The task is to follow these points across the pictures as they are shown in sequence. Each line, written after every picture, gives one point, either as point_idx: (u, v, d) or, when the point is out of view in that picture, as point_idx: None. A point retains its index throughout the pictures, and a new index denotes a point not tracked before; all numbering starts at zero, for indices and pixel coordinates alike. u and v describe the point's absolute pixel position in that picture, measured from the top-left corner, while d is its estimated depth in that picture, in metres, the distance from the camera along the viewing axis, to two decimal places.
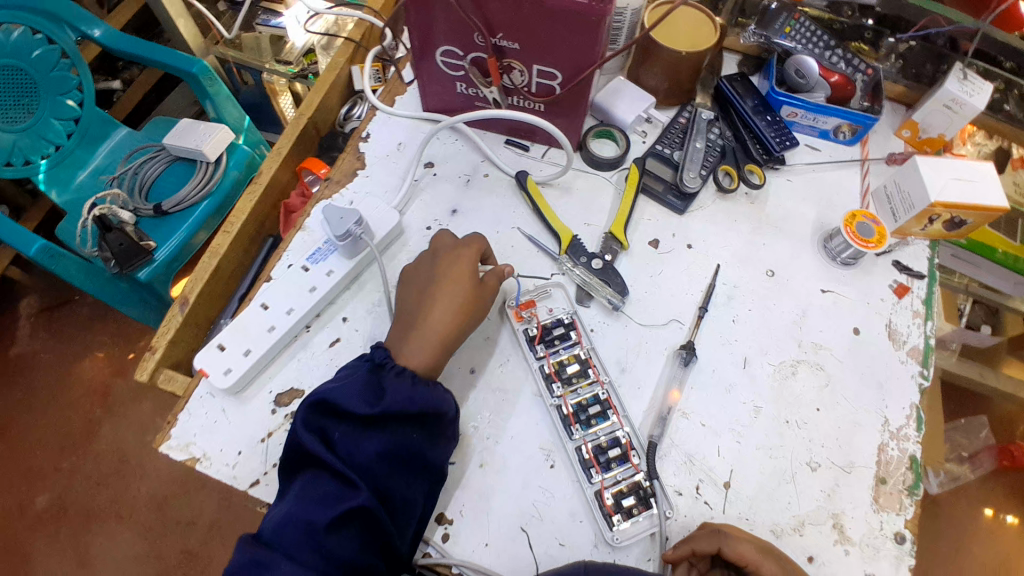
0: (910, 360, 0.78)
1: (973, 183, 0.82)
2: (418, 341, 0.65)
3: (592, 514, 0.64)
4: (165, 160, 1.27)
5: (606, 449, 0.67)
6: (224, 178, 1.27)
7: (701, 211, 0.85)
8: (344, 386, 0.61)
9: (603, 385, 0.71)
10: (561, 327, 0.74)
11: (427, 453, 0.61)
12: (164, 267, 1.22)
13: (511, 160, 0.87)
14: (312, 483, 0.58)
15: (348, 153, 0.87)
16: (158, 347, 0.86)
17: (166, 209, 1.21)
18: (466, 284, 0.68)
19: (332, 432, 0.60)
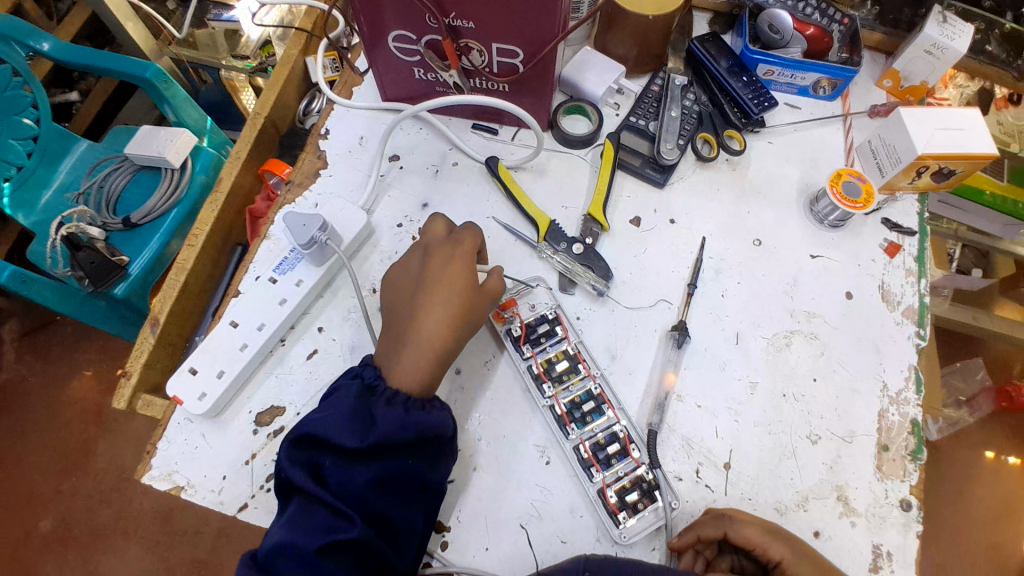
0: (905, 321, 0.76)
1: (962, 132, 0.78)
2: (412, 356, 0.62)
3: (595, 509, 0.63)
4: (128, 170, 1.23)
5: (605, 445, 0.65)
6: (191, 183, 1.22)
7: (682, 183, 0.82)
8: (329, 417, 0.58)
9: (595, 379, 0.68)
10: (545, 323, 0.70)
11: (427, 474, 0.60)
12: (139, 282, 1.18)
13: (480, 145, 0.83)
14: (302, 510, 0.56)
15: (307, 153, 0.83)
16: (133, 372, 0.83)
17: (135, 221, 1.17)
18: (460, 290, 0.64)
19: (321, 462, 0.57)
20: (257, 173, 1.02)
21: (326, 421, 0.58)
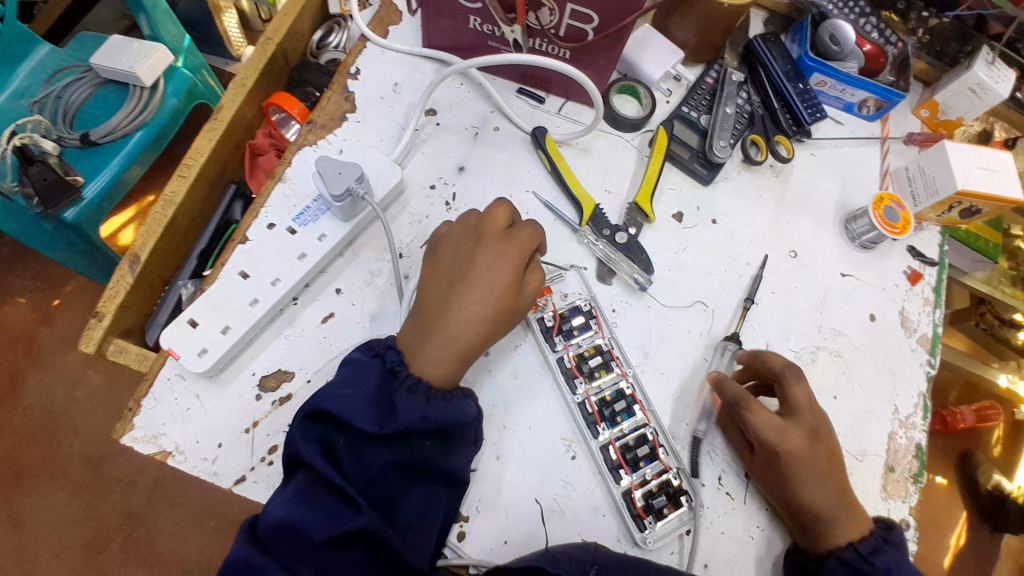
0: (920, 349, 0.77)
1: (997, 171, 0.77)
2: (440, 341, 0.57)
3: (619, 511, 0.61)
4: (91, 83, 1.10)
5: (634, 447, 0.63)
6: (162, 107, 1.09)
7: (726, 183, 0.79)
8: (350, 396, 0.53)
9: (627, 378, 0.66)
10: (580, 315, 0.68)
11: (441, 463, 0.54)
12: (95, 208, 1.04)
13: (524, 113, 0.77)
14: (311, 493, 0.51)
15: (332, 92, 0.74)
16: (106, 314, 0.74)
17: (94, 139, 1.04)
18: (504, 280, 0.59)
19: (336, 440, 0.53)
20: (261, 105, 0.91)
21: (341, 396, 0.53)
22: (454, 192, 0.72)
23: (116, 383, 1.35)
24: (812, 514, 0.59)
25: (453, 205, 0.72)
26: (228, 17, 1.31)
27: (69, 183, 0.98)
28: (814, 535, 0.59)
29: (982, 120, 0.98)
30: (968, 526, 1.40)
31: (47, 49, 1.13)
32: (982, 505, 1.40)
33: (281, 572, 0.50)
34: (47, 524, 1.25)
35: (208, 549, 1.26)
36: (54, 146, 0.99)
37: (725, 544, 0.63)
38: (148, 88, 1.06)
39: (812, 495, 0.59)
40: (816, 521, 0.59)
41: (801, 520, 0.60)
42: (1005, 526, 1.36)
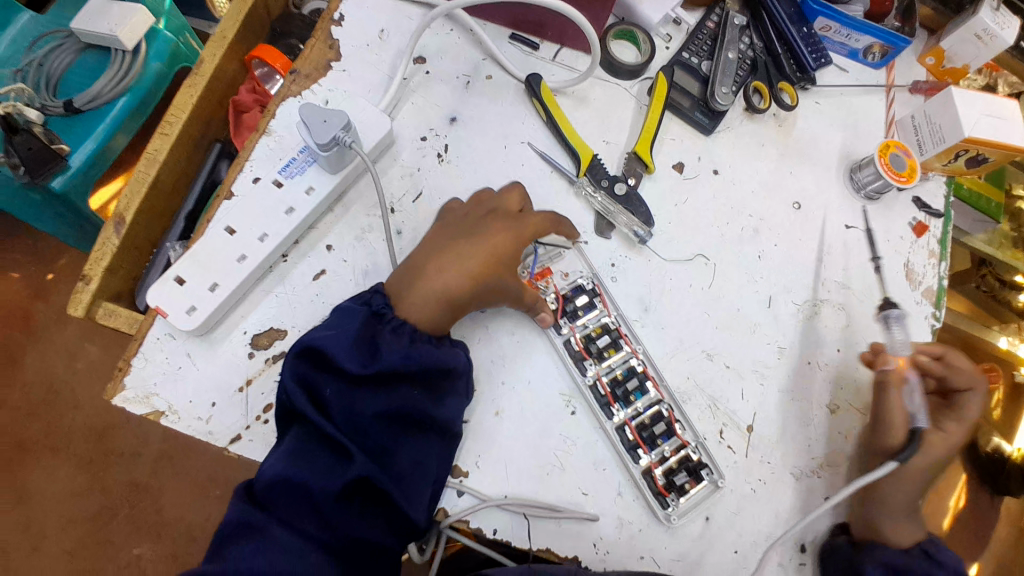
0: (924, 301, 0.75)
1: (1006, 117, 0.74)
2: (426, 284, 0.58)
3: (642, 492, 0.60)
4: (72, 49, 1.05)
5: (650, 426, 0.62)
6: (145, 71, 1.04)
7: (728, 133, 0.76)
8: (334, 336, 0.52)
9: (636, 355, 0.65)
10: (583, 294, 0.66)
11: (433, 411, 0.55)
12: (82, 176, 1.01)
13: (518, 60, 0.74)
14: (306, 448, 0.51)
15: (317, 40, 0.71)
16: (93, 277, 0.72)
17: (79, 106, 0.99)
18: (508, 241, 0.60)
19: (321, 389, 0.52)
20: (244, 60, 0.87)
21: (332, 338, 0.52)
22: (446, 143, 0.70)
23: (111, 356, 1.34)
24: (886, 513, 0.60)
25: (445, 157, 0.69)
26: None
27: (56, 151, 0.95)
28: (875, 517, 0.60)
29: (985, 73, 0.94)
30: (967, 488, 1.41)
31: (27, 17, 1.08)
32: (981, 465, 1.39)
33: (278, 526, 0.49)
34: (50, 497, 1.26)
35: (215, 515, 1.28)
36: (38, 115, 0.96)
37: (727, 497, 0.62)
38: (130, 51, 1.00)
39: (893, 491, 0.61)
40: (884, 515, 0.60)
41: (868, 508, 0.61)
42: (1004, 487, 1.37)
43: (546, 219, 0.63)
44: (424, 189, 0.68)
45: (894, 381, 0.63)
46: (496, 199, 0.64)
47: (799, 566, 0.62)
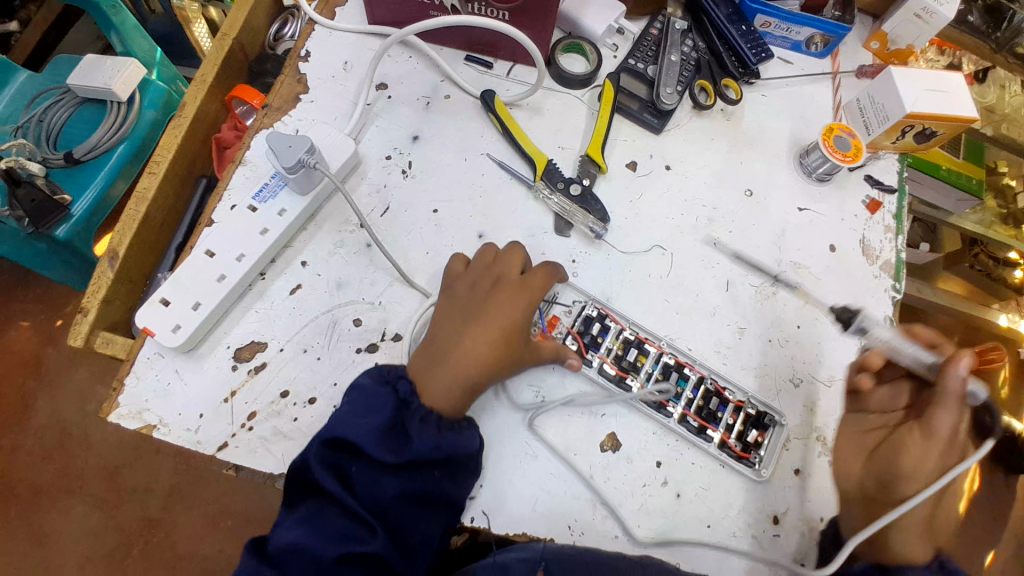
0: (883, 275, 0.77)
1: (947, 90, 0.76)
2: (449, 376, 0.57)
3: (727, 462, 0.65)
4: (70, 104, 1.12)
5: (705, 404, 0.67)
6: (140, 119, 1.11)
7: (678, 129, 0.81)
8: (363, 425, 0.53)
9: (665, 351, 0.69)
10: (594, 322, 0.68)
11: (449, 492, 0.56)
12: (84, 224, 1.07)
13: (473, 79, 0.79)
14: (321, 516, 0.52)
15: (286, 76, 0.77)
16: (90, 308, 0.76)
17: (78, 156, 1.05)
18: (517, 311, 0.60)
19: (348, 467, 0.54)
20: (224, 100, 0.93)
21: (358, 425, 0.53)
22: (410, 160, 0.75)
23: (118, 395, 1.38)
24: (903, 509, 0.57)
25: (409, 172, 0.74)
26: (199, 26, 1.25)
27: (58, 201, 1.01)
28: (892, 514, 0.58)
29: (949, 53, 0.97)
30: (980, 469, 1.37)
31: (25, 76, 1.16)
32: None
33: None
34: (70, 538, 1.29)
35: (227, 547, 1.31)
36: (41, 167, 0.99)
37: (696, 473, 0.65)
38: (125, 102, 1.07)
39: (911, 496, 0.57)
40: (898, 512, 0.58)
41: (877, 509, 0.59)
42: None
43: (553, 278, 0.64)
44: (392, 204, 0.72)
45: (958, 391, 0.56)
46: (500, 264, 0.64)
47: (774, 538, 0.64)
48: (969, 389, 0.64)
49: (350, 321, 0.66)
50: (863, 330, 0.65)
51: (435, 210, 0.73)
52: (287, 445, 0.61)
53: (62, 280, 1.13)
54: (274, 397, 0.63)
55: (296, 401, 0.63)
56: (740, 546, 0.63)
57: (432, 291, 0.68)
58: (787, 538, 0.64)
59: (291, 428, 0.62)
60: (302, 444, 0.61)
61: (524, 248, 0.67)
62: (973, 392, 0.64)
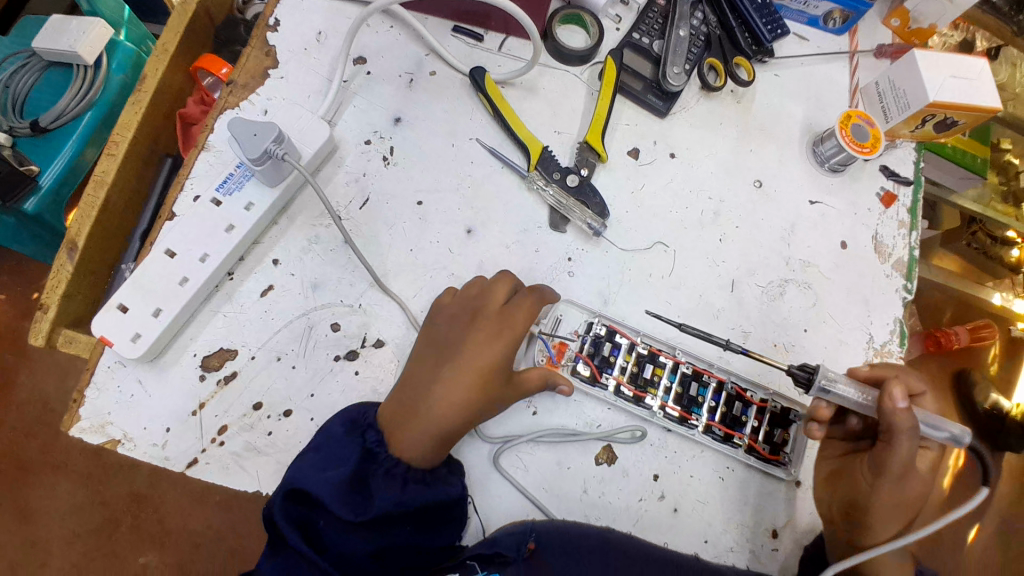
0: (895, 274, 0.73)
1: (972, 77, 0.70)
2: (418, 424, 0.52)
3: (758, 467, 0.63)
4: (36, 68, 0.94)
5: (730, 410, 0.63)
6: (108, 82, 0.94)
7: (685, 113, 0.74)
8: (327, 478, 0.48)
9: (682, 361, 0.64)
10: (604, 342, 0.63)
11: (424, 545, 0.52)
12: (53, 197, 0.92)
13: (462, 53, 0.72)
14: (298, 565, 0.47)
15: (253, 47, 0.69)
16: (50, 304, 0.68)
17: (45, 125, 0.89)
18: (497, 350, 0.55)
19: (314, 521, 0.49)
20: (189, 70, 0.85)
21: (320, 477, 0.48)
22: (392, 146, 0.68)
23: (48, 386, 1.16)
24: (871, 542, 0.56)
25: (390, 159, 0.68)
26: None
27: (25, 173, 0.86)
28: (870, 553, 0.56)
29: (962, 29, 0.94)
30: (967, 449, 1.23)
31: None
32: (980, 425, 1.21)
33: None
34: (54, 515, 1.10)
35: (220, 522, 1.11)
36: (4, 137, 0.87)
37: (695, 486, 0.62)
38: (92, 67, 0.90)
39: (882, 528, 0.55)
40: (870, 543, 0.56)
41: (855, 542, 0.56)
42: (1008, 446, 1.19)
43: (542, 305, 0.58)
44: (372, 195, 0.66)
45: (905, 423, 0.53)
46: (485, 294, 0.58)
47: (773, 553, 0.61)
48: (947, 432, 0.55)
49: (328, 326, 0.62)
50: (824, 392, 0.57)
51: (420, 201, 0.67)
52: (262, 461, 0.57)
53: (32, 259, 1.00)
54: (247, 409, 0.59)
55: (270, 414, 0.59)
56: (739, 561, 0.61)
57: (415, 293, 0.64)
58: (786, 553, 0.61)
59: (266, 443, 0.58)
60: (279, 460, 0.57)
61: (513, 275, 0.61)
62: (953, 436, 0.55)
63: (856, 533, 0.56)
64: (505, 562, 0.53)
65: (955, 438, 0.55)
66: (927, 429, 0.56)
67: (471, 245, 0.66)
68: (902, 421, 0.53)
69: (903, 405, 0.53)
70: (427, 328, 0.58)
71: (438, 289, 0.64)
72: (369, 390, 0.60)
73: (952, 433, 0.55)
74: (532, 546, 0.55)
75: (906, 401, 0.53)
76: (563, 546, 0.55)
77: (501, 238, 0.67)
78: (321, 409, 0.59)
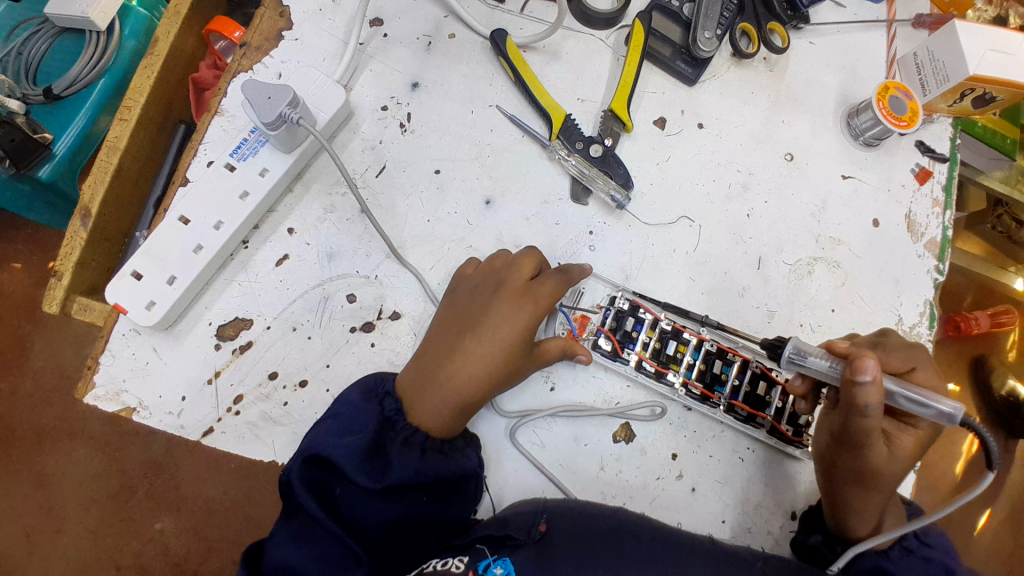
0: (927, 254, 0.70)
1: (1012, 50, 0.66)
2: (436, 396, 0.51)
3: (780, 448, 0.61)
4: (48, 34, 0.91)
5: (753, 390, 0.62)
6: (120, 49, 0.90)
7: (713, 82, 0.71)
8: (348, 444, 0.48)
9: (707, 338, 0.63)
10: (628, 316, 0.62)
11: (440, 517, 0.51)
12: (69, 165, 0.91)
13: (482, 15, 0.69)
14: (312, 535, 0.47)
15: (266, 7, 0.66)
16: (65, 271, 0.66)
17: (59, 93, 0.86)
18: (520, 328, 0.53)
19: (332, 489, 0.48)
20: (201, 34, 0.82)
21: (341, 444, 0.48)
22: (408, 112, 0.66)
23: (65, 352, 1.17)
24: (859, 520, 0.53)
25: (408, 127, 0.65)
26: None
27: (39, 140, 0.84)
28: (858, 532, 0.53)
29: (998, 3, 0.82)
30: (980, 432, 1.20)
31: None
32: (995, 412, 1.19)
33: None
34: (73, 481, 1.12)
35: (234, 490, 1.09)
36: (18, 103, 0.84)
37: (713, 466, 0.61)
38: (105, 33, 0.86)
39: (867, 505, 0.52)
40: (860, 522, 0.53)
41: (841, 520, 0.54)
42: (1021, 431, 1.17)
43: (566, 280, 0.56)
44: (389, 162, 0.64)
45: (870, 399, 0.47)
46: (507, 268, 0.56)
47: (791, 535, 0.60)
48: (935, 408, 0.48)
49: (344, 297, 0.60)
50: (799, 365, 0.53)
51: (437, 169, 0.65)
52: (278, 431, 0.57)
53: (47, 223, 1.00)
54: (262, 380, 0.58)
55: (285, 384, 0.58)
56: (755, 543, 0.60)
57: (432, 265, 0.62)
58: None
59: (281, 413, 0.57)
60: (295, 431, 0.57)
61: (539, 251, 0.59)
62: (942, 412, 0.47)
63: (841, 511, 0.53)
64: (516, 545, 0.50)
65: (945, 414, 0.47)
66: (910, 405, 0.49)
67: (489, 217, 0.64)
68: (866, 397, 0.47)
69: (869, 380, 0.46)
70: (448, 302, 0.57)
71: (456, 262, 0.63)
72: (385, 363, 0.59)
73: (942, 408, 0.47)
74: (544, 528, 0.52)
75: (877, 374, 0.46)
76: (576, 527, 0.52)
77: (520, 210, 0.65)
78: (337, 380, 0.58)
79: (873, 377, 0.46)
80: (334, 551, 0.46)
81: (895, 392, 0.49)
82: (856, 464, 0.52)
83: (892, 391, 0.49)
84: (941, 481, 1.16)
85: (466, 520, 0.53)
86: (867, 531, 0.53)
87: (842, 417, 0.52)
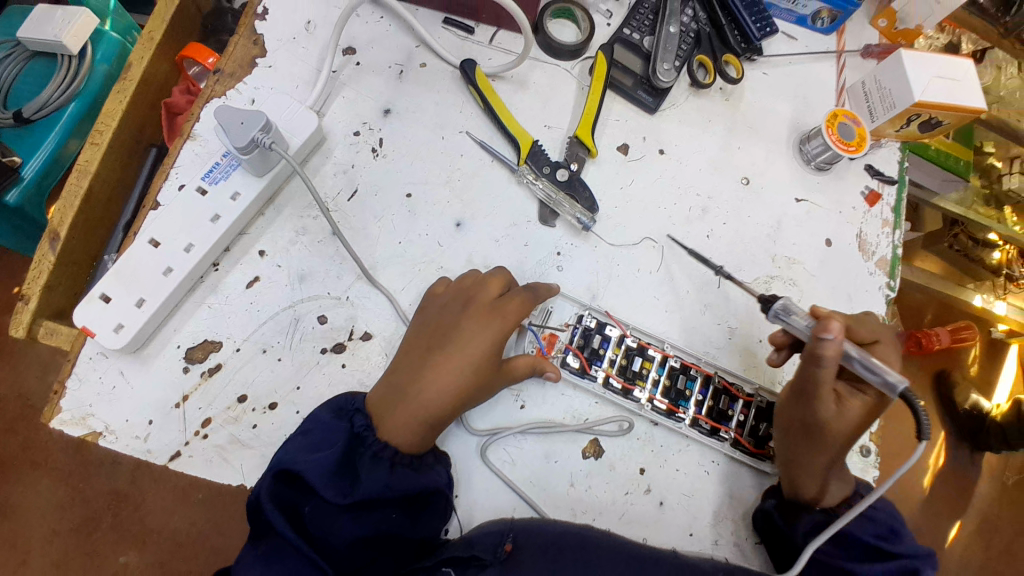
0: (878, 271, 0.73)
1: (953, 78, 0.71)
2: (406, 413, 0.52)
3: (744, 461, 0.63)
4: (19, 58, 0.91)
5: (716, 404, 0.64)
6: (92, 73, 0.91)
7: (673, 110, 0.75)
8: (316, 461, 0.48)
9: (671, 354, 0.65)
10: (594, 334, 0.64)
11: (411, 534, 0.51)
12: (37, 189, 0.90)
13: (453, 45, 0.72)
14: (280, 556, 0.46)
15: (240, 35, 0.68)
16: (32, 295, 0.65)
17: (29, 116, 0.87)
18: (490, 342, 0.55)
19: (301, 506, 0.48)
20: (173, 60, 0.83)
21: (308, 459, 0.48)
22: (381, 137, 0.68)
23: (27, 380, 1.14)
24: (808, 479, 0.57)
25: (379, 151, 0.67)
26: None
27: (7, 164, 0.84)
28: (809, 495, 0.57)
29: (949, 31, 0.92)
30: (947, 445, 1.25)
31: None
32: (960, 424, 1.25)
33: None
34: (33, 513, 1.07)
35: (201, 521, 1.06)
36: None
37: (680, 480, 0.62)
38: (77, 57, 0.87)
39: (815, 463, 0.56)
40: (808, 481, 0.57)
41: (793, 480, 0.58)
42: (985, 445, 1.23)
43: (536, 296, 0.59)
44: (361, 186, 0.66)
45: (830, 355, 0.52)
46: (478, 284, 0.58)
47: (757, 546, 0.61)
48: (882, 377, 0.51)
49: (315, 318, 0.61)
50: (784, 323, 0.58)
51: (409, 193, 0.66)
52: (247, 454, 0.57)
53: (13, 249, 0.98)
54: (231, 402, 0.58)
55: (255, 407, 0.58)
56: (722, 555, 0.61)
57: (404, 286, 0.63)
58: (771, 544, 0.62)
59: (250, 436, 0.57)
60: (264, 453, 0.57)
61: (508, 271, 0.61)
62: (886, 381, 0.51)
63: (793, 468, 0.58)
64: (483, 565, 0.51)
65: (889, 384, 0.51)
66: (861, 371, 0.53)
67: (460, 239, 0.66)
68: (825, 351, 0.52)
69: (833, 338, 0.51)
70: (418, 318, 0.58)
71: (427, 283, 0.64)
72: (357, 382, 0.60)
73: (887, 377, 0.51)
74: (509, 547, 0.52)
75: (839, 334, 0.51)
76: (541, 543, 0.52)
77: (491, 232, 0.67)
78: (308, 401, 0.59)
79: (837, 337, 0.51)
80: (301, 571, 0.46)
81: (854, 356, 0.53)
82: (810, 428, 0.56)
83: (851, 356, 0.53)
84: (911, 492, 1.22)
85: (435, 535, 0.53)
86: (815, 491, 0.57)
87: (800, 372, 0.56)
